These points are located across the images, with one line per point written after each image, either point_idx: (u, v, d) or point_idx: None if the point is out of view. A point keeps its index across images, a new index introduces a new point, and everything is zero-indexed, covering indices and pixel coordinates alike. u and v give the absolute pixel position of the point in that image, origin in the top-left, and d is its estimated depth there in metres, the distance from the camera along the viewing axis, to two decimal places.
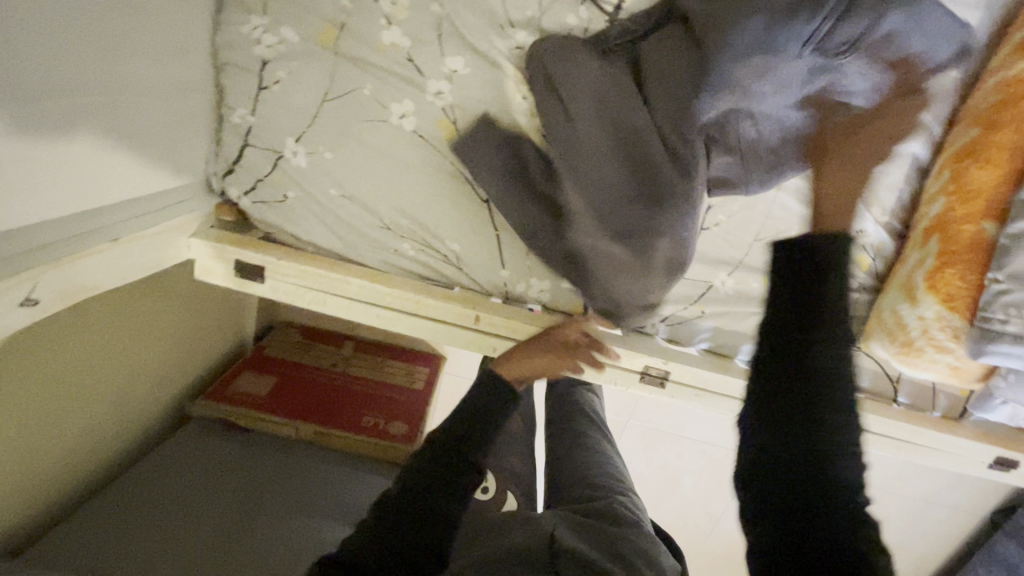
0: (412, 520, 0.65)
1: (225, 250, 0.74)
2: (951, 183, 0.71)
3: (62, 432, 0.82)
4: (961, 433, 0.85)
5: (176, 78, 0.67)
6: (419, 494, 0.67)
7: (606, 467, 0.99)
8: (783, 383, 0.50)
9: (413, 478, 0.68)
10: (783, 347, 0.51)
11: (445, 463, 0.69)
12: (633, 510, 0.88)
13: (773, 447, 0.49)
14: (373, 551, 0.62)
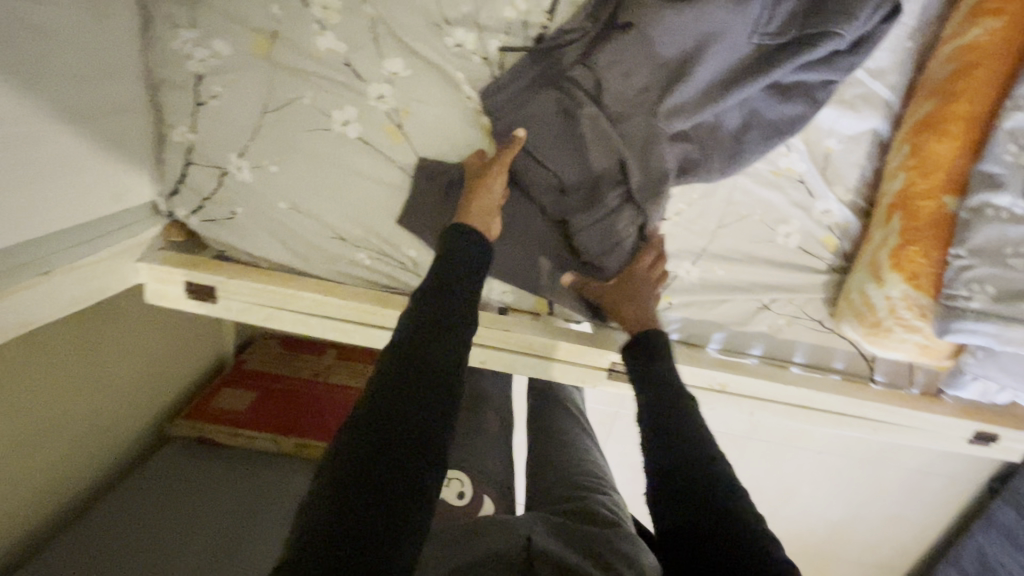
0: (374, 464, 0.46)
1: (172, 273, 0.73)
2: (910, 158, 0.69)
3: (28, 465, 0.81)
4: (938, 410, 0.84)
5: (104, 100, 0.65)
6: (382, 412, 0.49)
7: (587, 463, 0.93)
8: (665, 432, 0.60)
9: (373, 411, 0.49)
10: (657, 405, 0.63)
11: (416, 361, 0.53)
12: (615, 508, 0.81)
13: (674, 493, 0.55)
14: (323, 513, 0.43)
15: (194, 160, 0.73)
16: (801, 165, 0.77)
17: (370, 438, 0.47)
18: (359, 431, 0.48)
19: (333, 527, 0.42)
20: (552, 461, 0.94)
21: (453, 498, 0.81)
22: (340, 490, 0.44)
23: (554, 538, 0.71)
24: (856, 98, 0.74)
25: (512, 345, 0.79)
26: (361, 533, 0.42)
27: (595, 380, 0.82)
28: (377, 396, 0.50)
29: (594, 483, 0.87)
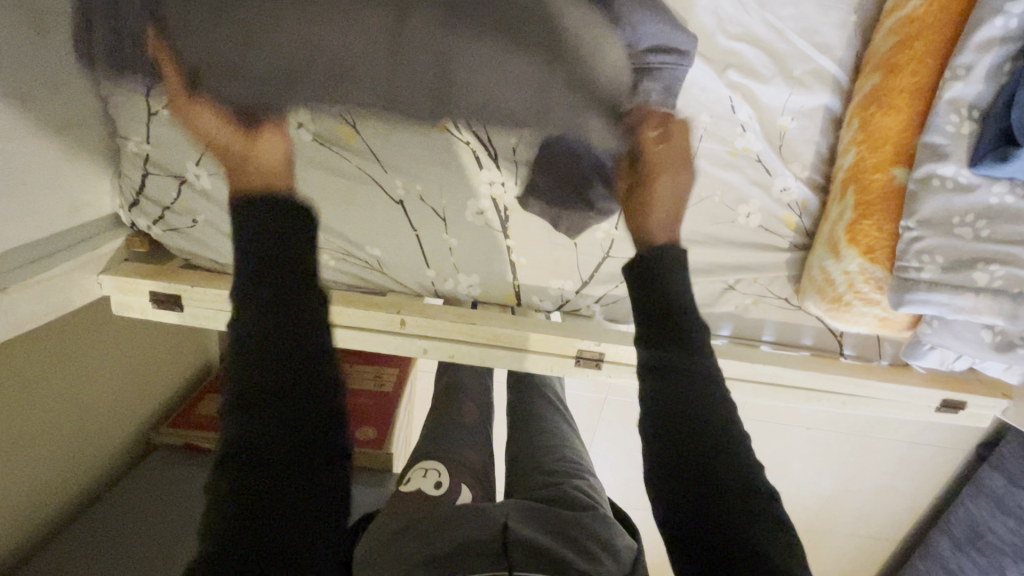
0: (280, 440, 0.49)
1: (136, 284, 0.73)
2: (860, 132, 0.70)
3: (13, 480, 0.82)
4: (905, 380, 0.85)
5: (53, 115, 0.65)
6: (271, 376, 0.51)
7: (565, 448, 0.91)
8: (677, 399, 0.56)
9: (265, 387, 0.51)
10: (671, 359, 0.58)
11: (292, 316, 0.55)
12: (590, 491, 0.78)
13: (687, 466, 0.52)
14: (241, 510, 0.45)
15: (151, 170, 0.74)
16: (758, 144, 0.77)
17: (262, 415, 0.50)
18: (247, 416, 0.49)
19: (247, 518, 0.45)
20: (530, 448, 0.92)
21: (431, 489, 0.75)
22: (243, 486, 0.47)
23: (529, 525, 0.69)
24: (807, 74, 0.74)
25: (479, 338, 0.79)
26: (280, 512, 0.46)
27: (563, 368, 0.82)
28: (252, 375, 0.51)
29: (572, 467, 0.84)
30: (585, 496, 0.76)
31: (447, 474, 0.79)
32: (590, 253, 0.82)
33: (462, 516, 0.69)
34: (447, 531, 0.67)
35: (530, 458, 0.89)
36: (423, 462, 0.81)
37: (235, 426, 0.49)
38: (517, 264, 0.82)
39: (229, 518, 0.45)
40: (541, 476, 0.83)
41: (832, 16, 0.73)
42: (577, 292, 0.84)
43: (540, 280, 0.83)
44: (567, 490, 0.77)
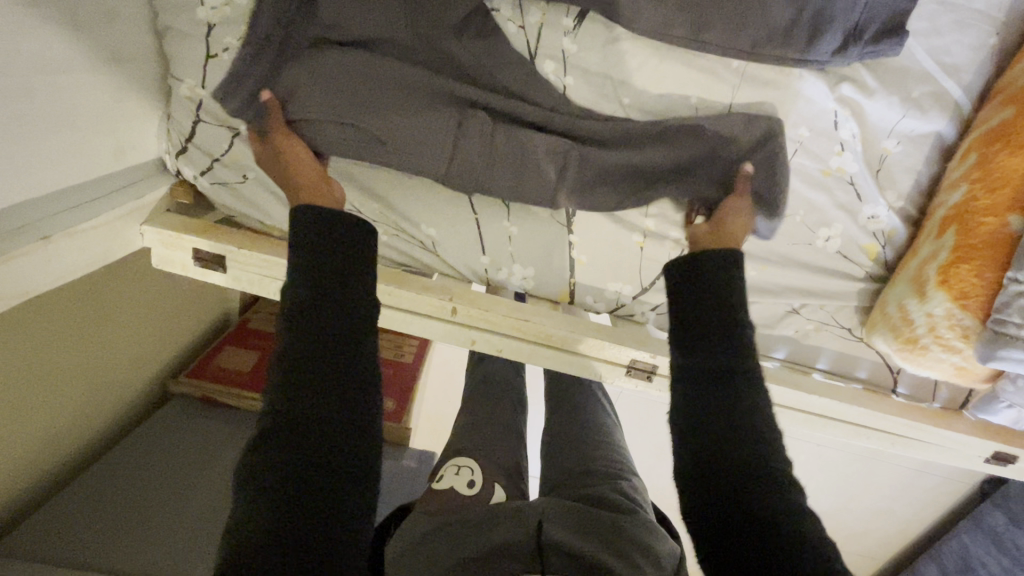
0: (319, 396, 0.47)
1: (179, 238, 0.69)
2: (977, 169, 0.65)
3: (32, 421, 0.80)
4: (960, 428, 0.83)
5: (103, 47, 0.59)
6: (319, 364, 0.48)
7: (605, 445, 0.83)
8: (708, 394, 0.52)
9: (320, 372, 0.48)
10: (707, 367, 0.53)
11: (354, 301, 0.52)
12: (634, 498, 0.72)
13: (719, 470, 0.49)
14: (279, 467, 0.43)
15: (204, 117, 0.68)
16: (854, 166, 0.71)
17: (305, 369, 0.48)
18: (297, 412, 0.46)
19: (303, 520, 0.42)
20: (571, 441, 0.85)
21: (463, 488, 0.70)
22: (284, 475, 0.43)
23: (566, 526, 0.63)
24: (925, 97, 0.68)
25: (530, 336, 0.75)
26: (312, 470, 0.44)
27: (611, 377, 0.79)
28: (309, 352, 0.48)
29: (614, 467, 0.77)
30: (627, 499, 0.70)
31: (480, 471, 0.74)
32: (655, 260, 0.77)
33: (498, 513, 0.65)
34: (481, 532, 0.62)
35: (566, 453, 0.83)
36: (456, 458, 0.76)
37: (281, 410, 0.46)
38: (576, 262, 0.78)
39: (266, 474, 0.43)
40: (582, 477, 0.76)
41: (969, 34, 0.66)
42: (635, 298, 0.80)
43: (598, 281, 0.79)
44: (605, 492, 0.71)
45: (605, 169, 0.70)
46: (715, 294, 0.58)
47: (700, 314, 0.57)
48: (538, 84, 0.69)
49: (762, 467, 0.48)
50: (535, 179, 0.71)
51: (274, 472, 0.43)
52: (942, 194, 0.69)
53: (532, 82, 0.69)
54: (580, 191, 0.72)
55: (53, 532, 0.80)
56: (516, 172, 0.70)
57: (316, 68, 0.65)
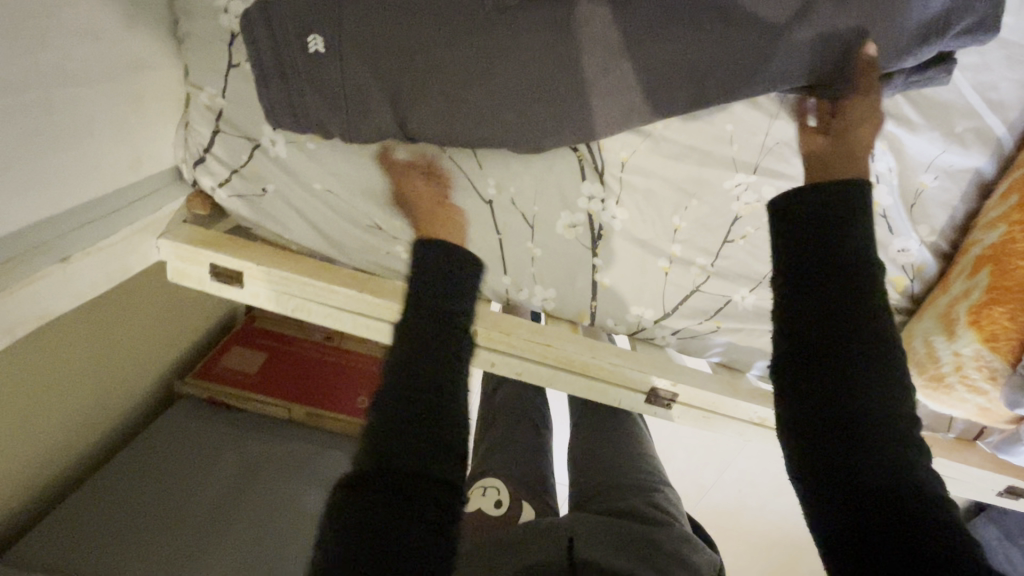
0: (409, 425, 0.46)
1: (197, 253, 0.67)
2: (1018, 209, 0.63)
3: (38, 427, 0.79)
4: (974, 461, 0.83)
5: (123, 55, 0.57)
6: (421, 358, 0.50)
7: (634, 458, 0.79)
8: (817, 291, 0.46)
9: (424, 361, 0.50)
10: (810, 278, 0.47)
11: (445, 292, 0.55)
12: (669, 510, 0.68)
13: (816, 379, 0.45)
14: (376, 489, 0.43)
15: (224, 127, 0.66)
16: (888, 199, 0.69)
17: (392, 403, 0.47)
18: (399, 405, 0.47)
19: (403, 512, 0.42)
20: (596, 451, 0.81)
21: (491, 509, 0.71)
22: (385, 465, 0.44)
23: (599, 541, 0.59)
24: (967, 133, 0.66)
25: (550, 361, 0.74)
26: (404, 499, 0.43)
27: (631, 402, 0.78)
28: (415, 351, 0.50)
29: (643, 480, 0.74)
30: (659, 512, 0.67)
31: (506, 491, 0.73)
32: (678, 286, 0.76)
33: (530, 532, 0.61)
34: (512, 549, 0.59)
35: (592, 466, 0.79)
36: (484, 479, 0.75)
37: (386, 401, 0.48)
38: (599, 284, 0.76)
39: (359, 494, 0.43)
40: (611, 491, 0.72)
41: (1018, 71, 0.64)
42: (656, 322, 0.79)
43: (620, 304, 0.78)
44: (637, 506, 0.67)
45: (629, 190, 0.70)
46: (840, 249, 0.47)
47: (803, 289, 0.47)
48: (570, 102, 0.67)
49: (868, 409, 0.44)
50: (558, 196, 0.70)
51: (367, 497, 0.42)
52: (876, 88, 0.58)
53: None
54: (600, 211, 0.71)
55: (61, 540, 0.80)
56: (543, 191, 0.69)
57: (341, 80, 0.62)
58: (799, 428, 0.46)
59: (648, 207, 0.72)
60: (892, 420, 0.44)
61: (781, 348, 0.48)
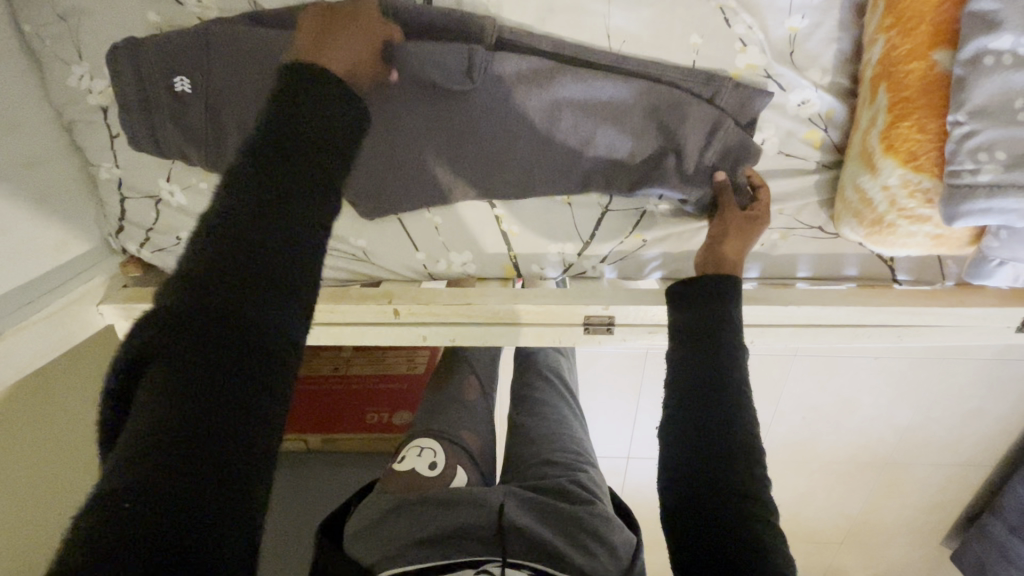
0: (223, 379, 0.35)
1: (134, 308, 0.74)
2: (888, 15, 0.58)
3: (91, 494, 0.87)
4: (975, 302, 0.74)
5: (14, 154, 0.64)
6: (241, 259, 0.37)
7: (561, 435, 0.78)
8: (696, 388, 0.54)
9: (244, 262, 0.37)
10: (697, 382, 0.54)
11: (308, 166, 0.41)
12: (592, 485, 0.69)
13: (692, 376, 0.55)
14: (161, 460, 0.32)
15: (127, 193, 0.73)
16: (763, 58, 0.66)
17: (203, 347, 0.35)
18: (203, 328, 0.35)
19: (165, 491, 0.31)
20: (527, 434, 0.80)
21: (425, 469, 0.70)
22: (161, 414, 0.33)
23: (528, 510, 0.64)
24: None
25: (479, 319, 0.74)
26: (206, 467, 0.33)
27: (575, 338, 0.77)
28: (231, 239, 0.37)
29: (572, 457, 0.74)
30: (584, 489, 0.67)
31: (442, 452, 0.74)
32: (587, 212, 0.75)
33: (460, 495, 0.65)
34: (444, 512, 0.63)
35: (523, 449, 0.78)
36: (418, 440, 0.75)
37: (181, 312, 0.35)
38: (509, 233, 0.76)
39: (129, 453, 0.32)
40: (544, 467, 0.73)
41: None
42: (580, 254, 0.78)
43: (537, 247, 0.77)
44: (561, 483, 0.68)
45: (461, 154, 0.67)
46: (708, 319, 0.59)
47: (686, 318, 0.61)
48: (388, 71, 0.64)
49: (720, 393, 0.53)
50: (401, 169, 0.68)
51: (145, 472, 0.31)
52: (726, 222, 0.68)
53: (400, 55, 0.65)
54: (444, 173, 0.68)
55: None
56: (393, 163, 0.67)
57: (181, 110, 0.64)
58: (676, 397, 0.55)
59: (484, 167, 0.68)
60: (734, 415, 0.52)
61: (675, 393, 0.55)
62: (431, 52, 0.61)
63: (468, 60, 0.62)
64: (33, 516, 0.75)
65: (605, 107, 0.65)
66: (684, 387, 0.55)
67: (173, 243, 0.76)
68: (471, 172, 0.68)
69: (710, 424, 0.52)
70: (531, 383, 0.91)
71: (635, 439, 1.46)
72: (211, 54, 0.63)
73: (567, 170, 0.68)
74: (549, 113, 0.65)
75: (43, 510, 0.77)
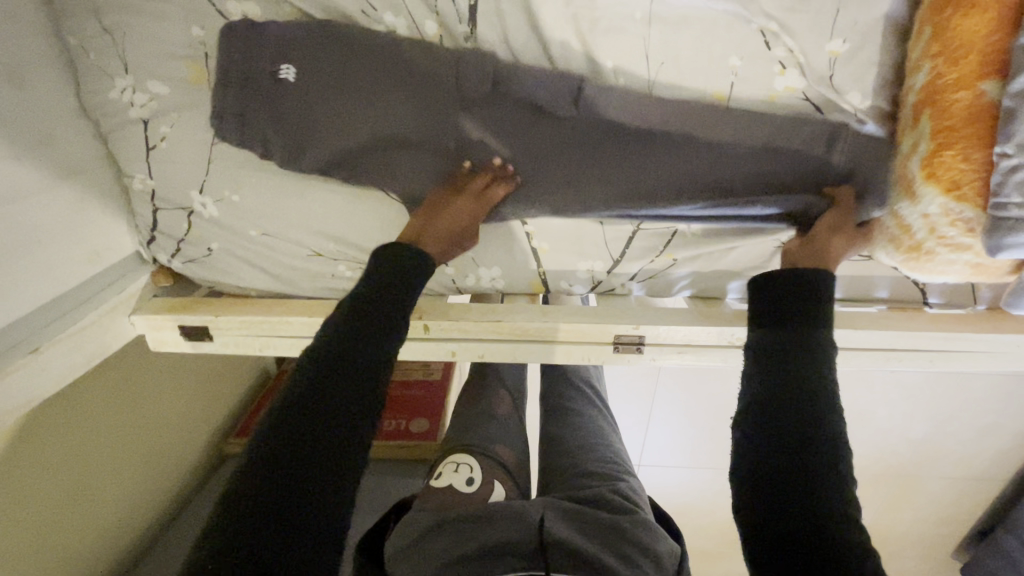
0: (305, 452, 0.46)
1: (165, 319, 0.75)
2: (935, 42, 0.58)
3: (106, 498, 0.88)
4: (1010, 328, 0.74)
5: (52, 167, 0.65)
6: (337, 367, 0.50)
7: (595, 446, 0.81)
8: (788, 379, 0.55)
9: (339, 364, 0.50)
10: (785, 372, 0.55)
11: (393, 306, 0.56)
12: (631, 494, 0.72)
13: (782, 367, 0.56)
14: (252, 508, 0.43)
15: (160, 204, 0.73)
16: (803, 81, 0.66)
17: (297, 419, 0.47)
18: (308, 410, 0.48)
19: (265, 531, 0.42)
20: (561, 447, 0.82)
21: (462, 485, 0.73)
22: (270, 473, 0.44)
23: (567, 522, 0.66)
24: None
25: (508, 335, 0.75)
26: (275, 524, 0.43)
27: (603, 356, 0.77)
28: (334, 349, 0.51)
29: (612, 468, 0.77)
30: (626, 501, 0.70)
31: (480, 469, 0.77)
32: (618, 232, 0.74)
33: (498, 510, 0.67)
34: (481, 527, 0.64)
35: (558, 459, 0.81)
36: (453, 456, 0.79)
37: (292, 400, 0.48)
38: (539, 250, 0.76)
39: (238, 501, 0.43)
40: (581, 479, 0.75)
41: None
42: (610, 272, 0.77)
43: (567, 264, 0.77)
44: (602, 492, 0.71)
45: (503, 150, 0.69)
46: (798, 313, 0.59)
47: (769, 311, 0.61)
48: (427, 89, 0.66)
49: (812, 387, 0.54)
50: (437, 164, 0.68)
51: (246, 518, 0.42)
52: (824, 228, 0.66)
53: (437, 75, 0.66)
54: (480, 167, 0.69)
55: None
56: (428, 152, 0.68)
57: (231, 122, 0.66)
58: (766, 388, 0.56)
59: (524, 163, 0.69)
60: (825, 408, 0.53)
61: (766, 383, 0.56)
62: (451, 69, 0.66)
63: (483, 73, 0.66)
64: (44, 521, 0.77)
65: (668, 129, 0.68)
66: (772, 379, 0.56)
67: (203, 254, 0.76)
68: (535, 154, 0.69)
69: (783, 416, 0.53)
70: (564, 395, 0.93)
71: (648, 447, 1.46)
72: (316, 62, 0.65)
73: (641, 179, 0.68)
74: (584, 120, 0.68)
75: (57, 514, 0.79)
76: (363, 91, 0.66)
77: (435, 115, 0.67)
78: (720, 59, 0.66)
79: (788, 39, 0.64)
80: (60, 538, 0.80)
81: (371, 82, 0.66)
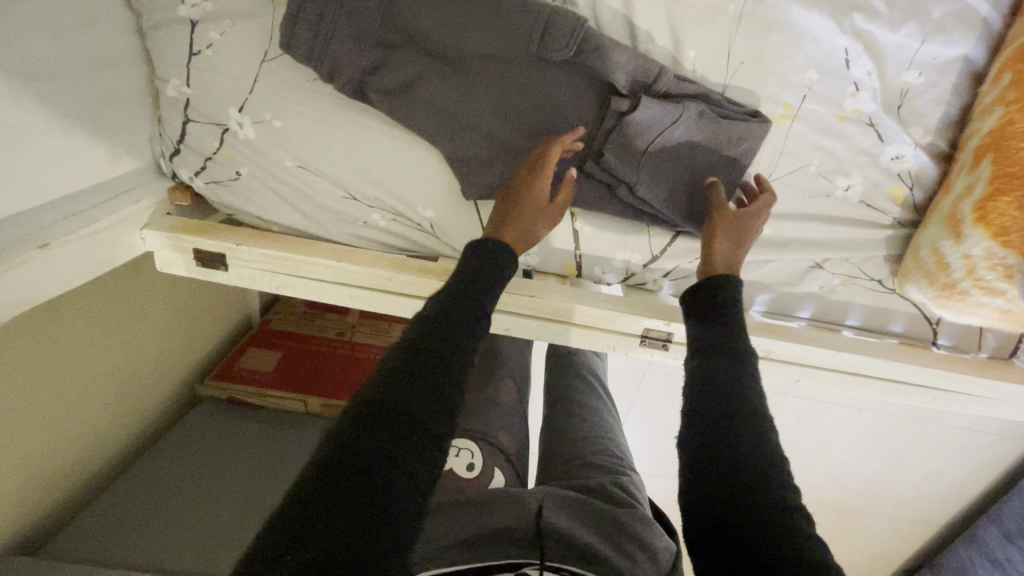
0: (400, 427, 0.43)
1: (180, 240, 0.70)
2: (1013, 88, 0.60)
3: (74, 422, 0.82)
4: (1010, 377, 0.78)
5: (88, 53, 0.59)
6: (433, 345, 0.48)
7: (601, 436, 0.81)
8: (706, 395, 0.50)
9: (429, 341, 0.48)
10: (706, 389, 0.51)
11: (472, 290, 0.54)
12: (632, 489, 0.71)
13: (697, 383, 0.52)
14: (338, 484, 0.39)
15: (193, 115, 0.67)
16: (871, 105, 0.66)
17: (389, 391, 0.44)
18: (401, 381, 0.45)
19: (360, 508, 0.38)
20: (564, 434, 0.82)
21: (463, 471, 0.73)
22: (361, 449, 0.41)
23: (566, 512, 0.64)
24: (949, 18, 0.64)
25: (538, 313, 0.73)
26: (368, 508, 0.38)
27: (627, 347, 0.77)
28: (426, 330, 0.49)
29: (614, 462, 0.76)
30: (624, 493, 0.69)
31: (479, 455, 0.75)
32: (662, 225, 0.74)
33: (495, 496, 0.65)
34: (480, 512, 0.63)
35: (562, 445, 0.81)
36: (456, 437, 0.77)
37: (384, 377, 0.46)
38: (580, 233, 0.75)
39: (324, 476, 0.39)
40: (582, 471, 0.74)
41: None
42: (645, 265, 0.77)
43: (605, 250, 0.76)
44: (603, 483, 0.70)
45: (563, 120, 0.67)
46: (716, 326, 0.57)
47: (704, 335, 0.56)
48: (506, 41, 0.63)
49: (725, 393, 0.50)
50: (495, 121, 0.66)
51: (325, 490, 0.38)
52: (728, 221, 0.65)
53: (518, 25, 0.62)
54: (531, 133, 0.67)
55: (104, 522, 0.83)
56: (496, 109, 0.66)
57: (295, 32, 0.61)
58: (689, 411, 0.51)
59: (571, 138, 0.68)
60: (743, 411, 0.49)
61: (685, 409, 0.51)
62: (545, 26, 0.61)
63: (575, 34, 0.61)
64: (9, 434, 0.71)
65: (737, 149, 0.67)
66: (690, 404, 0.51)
67: (228, 177, 0.71)
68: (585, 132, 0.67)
69: (708, 435, 0.48)
70: (573, 384, 0.92)
71: None
72: None
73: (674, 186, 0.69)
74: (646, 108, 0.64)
75: (22, 429, 0.73)
76: (443, 29, 0.62)
77: (500, 72, 0.65)
78: (802, 67, 0.65)
79: (865, 61, 0.65)
80: (21, 456, 0.74)
81: (453, 22, 0.62)
